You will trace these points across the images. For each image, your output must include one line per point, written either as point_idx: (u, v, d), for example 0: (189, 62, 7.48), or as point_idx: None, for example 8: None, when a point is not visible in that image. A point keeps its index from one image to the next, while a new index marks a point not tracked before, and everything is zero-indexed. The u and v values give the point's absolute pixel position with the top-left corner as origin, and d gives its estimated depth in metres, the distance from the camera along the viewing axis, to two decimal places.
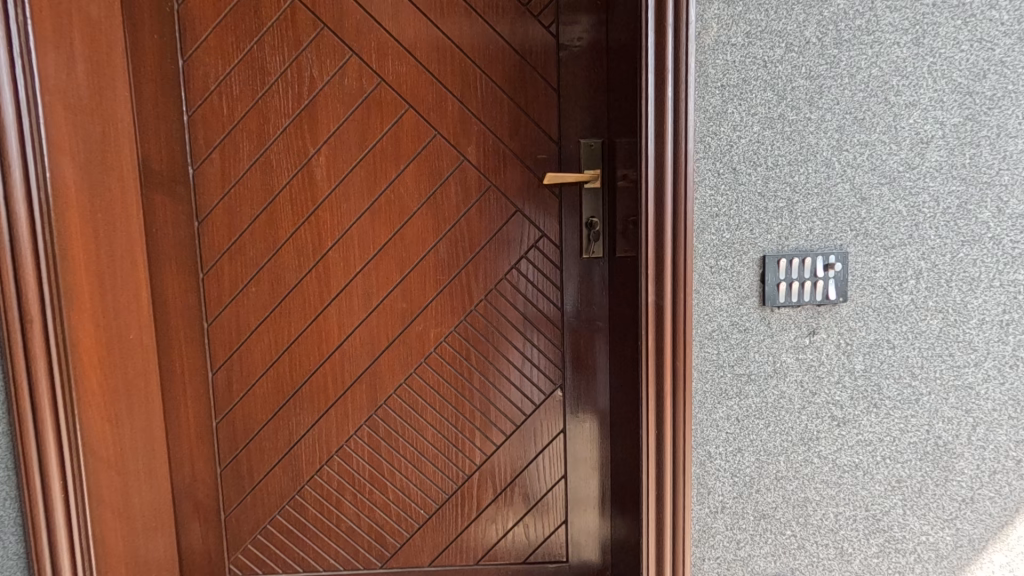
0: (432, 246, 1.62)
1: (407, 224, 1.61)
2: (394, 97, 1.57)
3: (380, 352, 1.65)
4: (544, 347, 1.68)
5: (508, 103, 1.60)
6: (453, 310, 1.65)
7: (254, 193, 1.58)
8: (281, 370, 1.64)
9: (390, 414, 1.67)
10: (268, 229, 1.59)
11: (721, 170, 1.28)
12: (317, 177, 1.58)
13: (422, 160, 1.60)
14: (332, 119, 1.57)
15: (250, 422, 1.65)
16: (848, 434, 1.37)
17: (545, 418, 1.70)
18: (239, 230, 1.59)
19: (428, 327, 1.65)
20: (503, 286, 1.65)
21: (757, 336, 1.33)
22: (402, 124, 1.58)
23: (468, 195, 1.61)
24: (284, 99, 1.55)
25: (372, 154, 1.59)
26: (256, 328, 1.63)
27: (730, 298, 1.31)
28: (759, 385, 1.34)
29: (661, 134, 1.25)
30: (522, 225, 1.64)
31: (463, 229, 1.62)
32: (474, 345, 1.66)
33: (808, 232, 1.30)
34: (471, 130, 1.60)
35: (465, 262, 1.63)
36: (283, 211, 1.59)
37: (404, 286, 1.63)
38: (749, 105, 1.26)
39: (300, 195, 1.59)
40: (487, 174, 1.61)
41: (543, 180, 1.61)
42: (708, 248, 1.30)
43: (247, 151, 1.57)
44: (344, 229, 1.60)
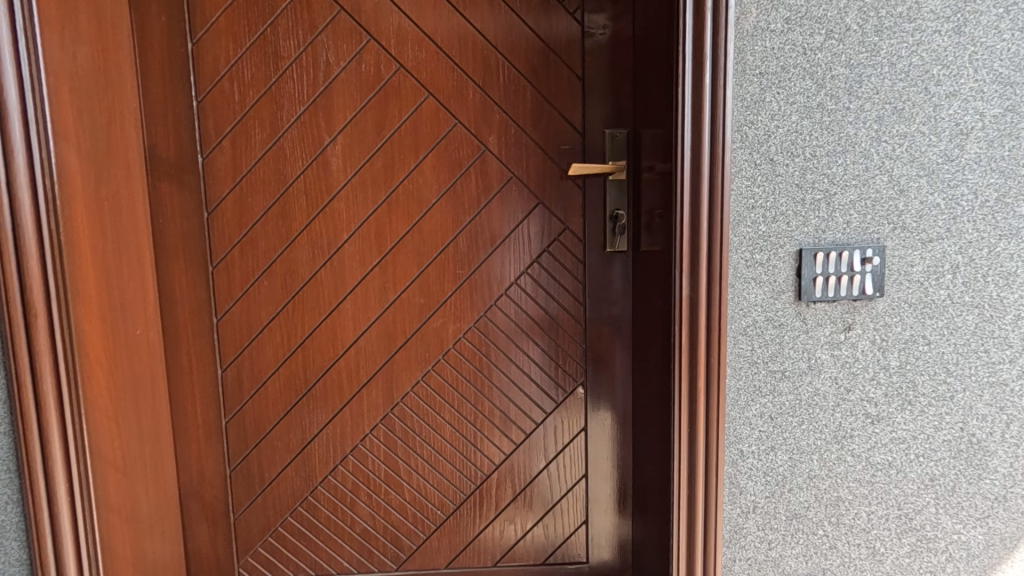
0: (452, 239, 1.57)
1: (426, 216, 1.56)
2: (413, 83, 1.52)
3: (396, 349, 1.60)
4: (566, 343, 1.63)
5: (530, 92, 1.55)
6: (472, 305, 1.60)
7: (266, 182, 1.52)
8: (293, 368, 1.58)
9: (407, 413, 1.62)
10: (282, 221, 1.53)
11: (758, 161, 1.24)
12: (333, 167, 1.52)
13: (441, 150, 1.54)
14: (348, 106, 1.51)
15: (261, 421, 1.59)
16: (882, 432, 1.34)
17: (565, 416, 1.66)
18: (251, 221, 1.53)
19: (446, 323, 1.60)
20: (523, 281, 1.60)
21: (792, 332, 1.29)
22: (422, 113, 1.53)
23: (489, 187, 1.56)
24: (298, 85, 1.49)
25: (390, 143, 1.53)
26: (268, 323, 1.57)
27: (765, 293, 1.28)
28: (794, 382, 1.31)
29: (698, 122, 1.21)
30: (544, 218, 1.59)
31: (483, 222, 1.57)
32: (493, 342, 1.62)
33: (845, 225, 1.27)
34: (492, 120, 1.55)
35: (485, 255, 1.58)
36: (296, 202, 1.53)
37: (422, 281, 1.58)
38: (787, 93, 1.23)
39: (315, 186, 1.52)
40: (509, 165, 1.56)
41: (566, 172, 1.56)
42: (743, 241, 1.26)
43: (259, 139, 1.50)
44: (361, 220, 1.54)
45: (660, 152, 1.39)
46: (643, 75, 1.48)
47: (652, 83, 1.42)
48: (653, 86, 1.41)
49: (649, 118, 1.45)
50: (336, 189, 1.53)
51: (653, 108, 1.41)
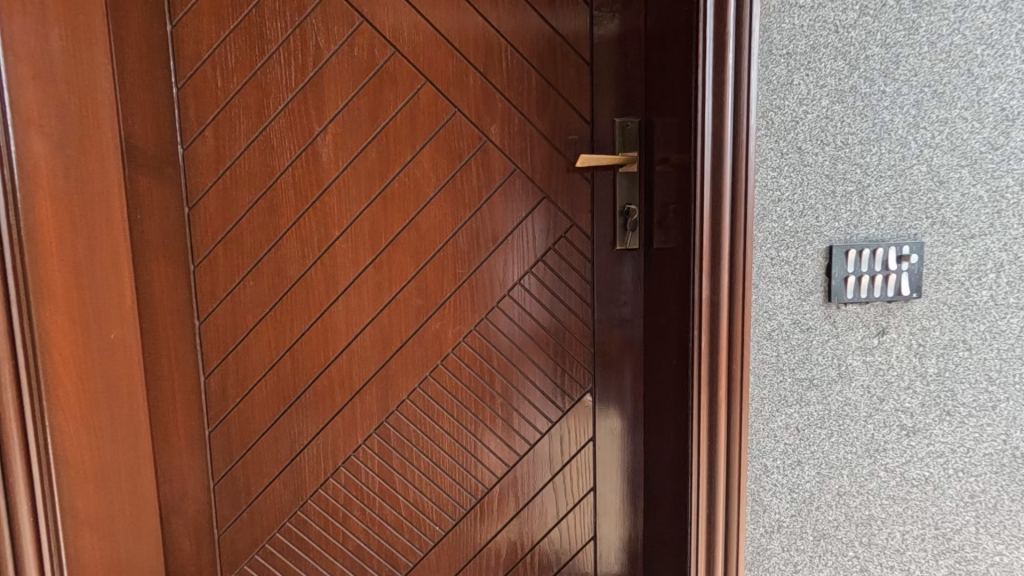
0: (451, 236, 1.46)
1: (424, 212, 1.45)
2: (409, 69, 1.41)
3: (392, 353, 1.49)
4: (573, 348, 1.53)
5: (535, 78, 1.44)
6: (473, 307, 1.49)
7: (252, 176, 1.41)
8: (281, 374, 1.48)
9: (404, 422, 1.52)
10: (269, 217, 1.43)
11: (784, 150, 1.14)
12: (324, 159, 1.42)
13: (440, 141, 1.44)
14: (340, 93, 1.41)
15: (247, 431, 1.49)
16: (918, 445, 1.23)
17: (573, 425, 1.55)
18: (236, 217, 1.42)
19: (445, 327, 1.49)
20: (528, 281, 1.50)
21: (821, 336, 1.19)
22: (419, 100, 1.42)
23: (491, 180, 1.46)
24: (286, 71, 1.39)
25: (385, 133, 1.42)
26: (254, 326, 1.46)
27: (792, 294, 1.17)
28: (822, 391, 1.20)
29: (720, 107, 1.11)
30: (550, 214, 1.48)
31: (484, 218, 1.47)
32: (495, 346, 1.51)
33: (879, 220, 1.16)
34: (494, 108, 1.44)
35: (487, 253, 1.48)
36: (284, 197, 1.42)
37: (419, 281, 1.47)
38: (817, 76, 1.12)
39: (305, 179, 1.42)
40: (512, 157, 1.46)
41: (573, 164, 1.46)
42: (768, 237, 1.16)
43: (245, 129, 1.40)
44: (354, 216, 1.44)
45: (675, 142, 1.28)
46: (655, 59, 1.37)
47: (666, 68, 1.31)
48: (667, 71, 1.31)
49: (662, 106, 1.34)
50: (328, 182, 1.43)
51: (667, 95, 1.31)
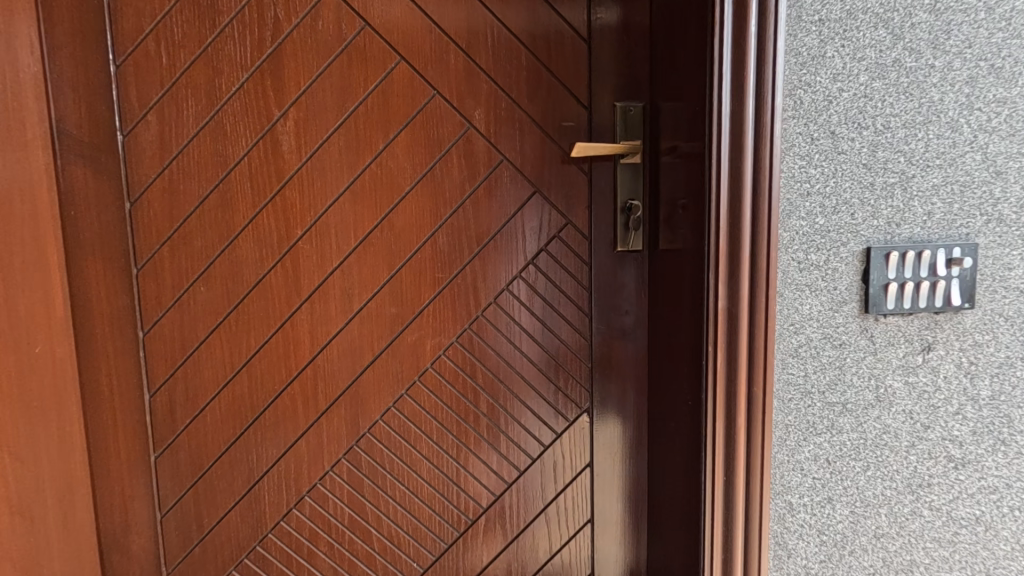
0: (430, 235, 1.29)
1: (399, 208, 1.28)
2: (382, 44, 1.24)
3: (363, 368, 1.32)
4: (568, 362, 1.36)
5: (526, 57, 1.27)
6: (455, 316, 1.32)
7: (203, 167, 1.24)
8: (238, 392, 1.31)
9: (376, 445, 1.34)
10: (222, 213, 1.26)
11: (815, 134, 0.97)
12: (284, 148, 1.25)
13: (417, 127, 1.27)
14: (302, 73, 1.23)
15: (199, 456, 1.32)
16: (968, 480, 1.06)
17: (568, 449, 1.38)
18: (184, 213, 1.25)
19: (423, 338, 1.32)
20: (517, 286, 1.33)
21: (857, 353, 1.02)
22: (393, 81, 1.25)
23: (475, 172, 1.29)
24: (241, 47, 1.22)
25: (354, 118, 1.25)
26: (206, 337, 1.29)
27: (822, 304, 1.00)
28: (857, 417, 1.03)
29: (741, 81, 0.94)
30: (541, 210, 1.31)
31: (468, 215, 1.30)
32: (480, 360, 1.33)
33: (926, 217, 0.99)
34: (479, 90, 1.27)
35: (470, 255, 1.31)
36: (239, 190, 1.25)
37: (394, 287, 1.30)
38: (855, 46, 0.95)
39: (262, 170, 1.25)
40: (499, 146, 1.29)
41: (569, 154, 1.28)
42: (796, 237, 0.99)
43: (194, 112, 1.23)
44: (319, 212, 1.27)
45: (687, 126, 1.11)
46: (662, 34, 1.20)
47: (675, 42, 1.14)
48: (676, 46, 1.14)
49: (671, 87, 1.17)
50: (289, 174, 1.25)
51: (677, 75, 1.14)
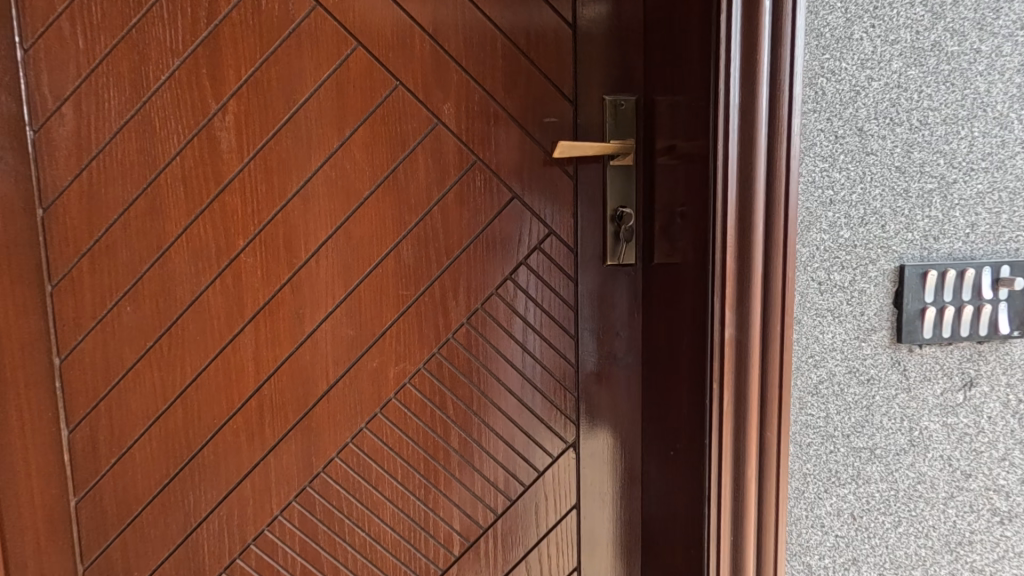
0: (392, 247, 1.13)
1: (356, 215, 1.12)
2: (336, 28, 1.08)
3: (316, 399, 1.15)
4: (551, 391, 1.19)
5: (502, 43, 1.11)
6: (422, 339, 1.15)
7: (128, 167, 1.08)
8: (171, 427, 1.14)
9: (332, 486, 1.18)
10: (151, 222, 1.09)
11: (839, 131, 0.81)
12: (223, 146, 1.08)
13: (377, 123, 1.10)
14: (243, 59, 1.07)
15: (127, 500, 1.15)
16: (1016, 537, 0.90)
17: (551, 489, 1.22)
18: (107, 221, 1.08)
19: (385, 364, 1.15)
20: (493, 305, 1.16)
21: (887, 390, 0.86)
22: (348, 70, 1.09)
23: (444, 175, 1.13)
24: (171, 29, 1.05)
25: (304, 112, 1.09)
26: (133, 364, 1.12)
27: (846, 332, 0.85)
28: (887, 465, 0.87)
29: (752, 68, 0.78)
30: (520, 218, 1.15)
31: (436, 224, 1.13)
32: (451, 389, 1.17)
33: (969, 230, 0.84)
34: (448, 81, 1.11)
35: (439, 270, 1.14)
36: (172, 194, 1.09)
37: (351, 307, 1.13)
38: (887, 27, 0.80)
39: (198, 171, 1.09)
40: (472, 145, 1.13)
41: (551, 154, 1.12)
42: (816, 254, 0.83)
43: (117, 105, 1.06)
44: (264, 220, 1.11)
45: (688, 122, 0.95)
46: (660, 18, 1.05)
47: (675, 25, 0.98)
48: (676, 30, 0.98)
49: (670, 78, 1.01)
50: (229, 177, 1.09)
51: (675, 63, 0.98)
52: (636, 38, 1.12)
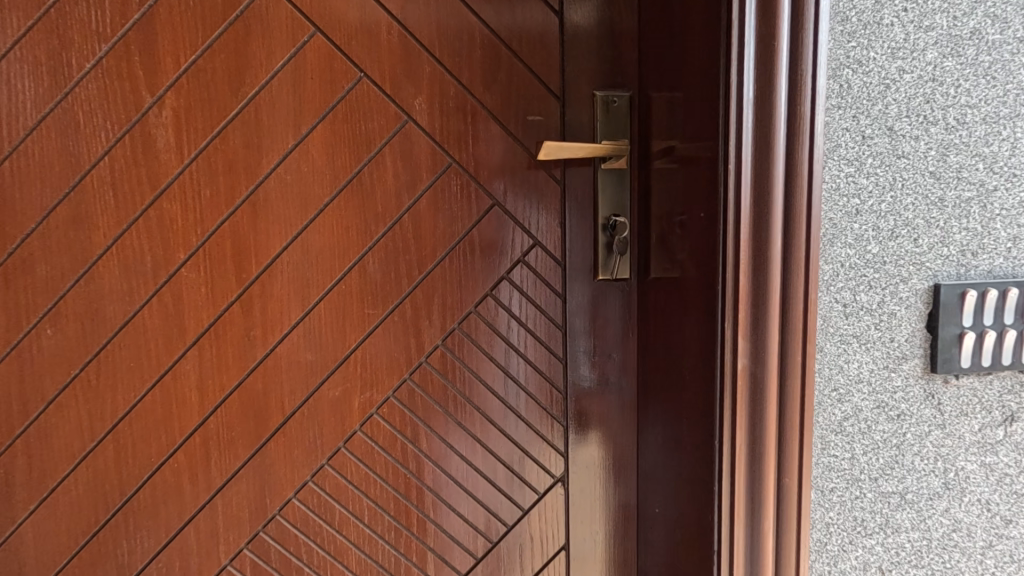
0: (357, 261, 1.00)
1: (316, 224, 0.98)
2: (291, 12, 0.95)
3: (269, 433, 1.01)
4: (537, 420, 1.07)
5: (480, 31, 0.99)
6: (391, 364, 1.02)
7: (45, 169, 0.93)
8: (100, 467, 0.99)
9: (289, 531, 1.04)
10: (76, 232, 0.94)
11: (867, 131, 0.71)
12: (160, 146, 0.94)
13: (338, 120, 0.97)
14: (183, 46, 0.93)
15: (50, 552, 1.00)
16: None
17: (537, 529, 1.09)
18: (22, 231, 0.94)
19: (349, 393, 1.02)
20: (472, 325, 1.03)
21: (919, 426, 0.75)
22: (305, 60, 0.96)
23: (415, 179, 1.00)
24: (98, 10, 0.91)
25: (254, 107, 0.95)
26: (56, 396, 0.97)
27: (874, 361, 0.74)
28: (920, 511, 0.77)
29: (769, 56, 0.67)
30: (501, 228, 1.03)
31: (406, 234, 1.01)
32: (424, 421, 1.04)
33: (1011, 244, 0.74)
34: (420, 73, 0.98)
35: (410, 285, 1.01)
36: (97, 201, 0.94)
37: (309, 328, 1.00)
38: (921, 12, 0.70)
39: (130, 174, 0.94)
40: (447, 145, 1.00)
41: (536, 156, 1.00)
42: (841, 272, 0.72)
43: (33, 97, 0.92)
44: (209, 229, 0.97)
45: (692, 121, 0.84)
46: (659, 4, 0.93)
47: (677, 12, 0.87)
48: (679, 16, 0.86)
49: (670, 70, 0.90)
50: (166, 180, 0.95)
51: (677, 54, 0.87)
52: (630, 28, 1.01)
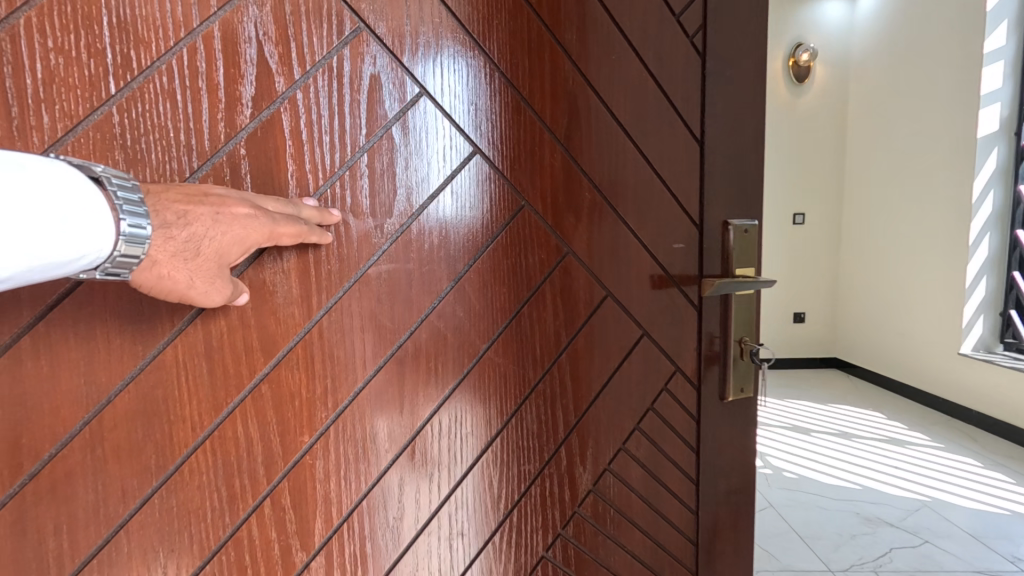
0: (516, 411, 0.88)
1: (472, 376, 0.83)
2: (448, 127, 0.79)
3: None
4: (672, 542, 1.04)
5: (635, 158, 0.93)
6: (551, 509, 0.93)
7: (102, 199, 0.51)
8: None
9: None
10: (152, 426, 0.64)
11: None
12: (289, 302, 0.70)
13: (497, 254, 0.84)
14: (323, 172, 0.71)
15: None
16: None
17: None
18: (40, 450, 0.60)
19: (511, 542, 0.90)
20: (623, 465, 0.99)
21: None
22: (465, 185, 0.81)
23: (574, 314, 0.91)
24: (194, 120, 0.64)
25: (402, 243, 0.77)
26: None
27: None
28: None
29: None
30: (648, 361, 0.98)
31: (566, 375, 0.91)
32: (590, 554, 0.98)
33: None
34: (579, 199, 0.89)
35: (567, 428, 0.93)
36: (155, 273, 0.57)
37: (467, 490, 0.86)
38: None
39: (212, 249, 0.60)
40: (603, 276, 0.92)
41: (715, 288, 0.97)
42: None
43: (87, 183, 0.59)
44: (344, 399, 0.75)
45: None
46: None
47: None
48: None
49: None
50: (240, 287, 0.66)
51: None
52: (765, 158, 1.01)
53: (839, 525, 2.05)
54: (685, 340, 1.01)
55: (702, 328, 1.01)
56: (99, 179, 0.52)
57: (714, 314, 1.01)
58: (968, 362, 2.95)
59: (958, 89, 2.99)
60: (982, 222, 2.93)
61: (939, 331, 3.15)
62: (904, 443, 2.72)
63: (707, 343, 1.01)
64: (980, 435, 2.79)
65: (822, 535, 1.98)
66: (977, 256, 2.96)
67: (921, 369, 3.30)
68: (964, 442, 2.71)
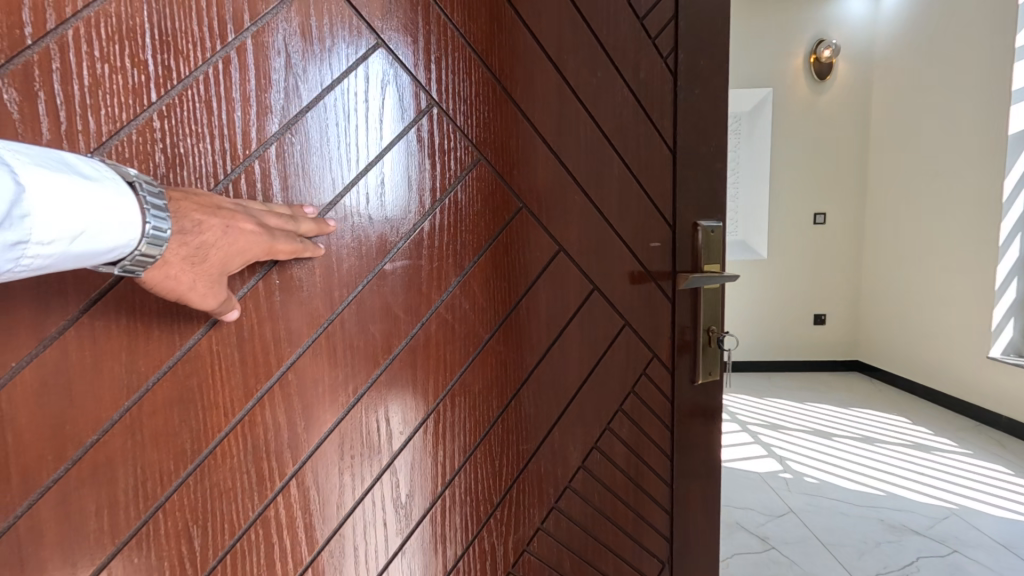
0: (516, 394, 0.96)
1: (477, 362, 0.91)
2: (456, 135, 0.86)
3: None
4: (651, 512, 1.15)
5: (617, 164, 1.03)
6: (547, 483, 1.02)
7: (134, 201, 0.51)
8: None
9: None
10: (189, 412, 0.69)
11: None
12: (313, 295, 0.76)
13: (499, 251, 0.92)
14: (344, 175, 0.77)
15: None
16: None
17: None
18: (83, 437, 0.63)
19: (511, 515, 0.98)
20: (608, 442, 1.09)
21: None
22: (470, 188, 0.88)
23: (565, 306, 1.00)
24: (229, 127, 0.69)
25: (415, 241, 0.84)
26: None
27: None
28: None
29: None
30: (629, 348, 1.09)
31: (558, 361, 1.00)
32: (580, 524, 1.07)
33: None
34: (570, 201, 0.98)
35: (560, 409, 1.01)
36: (161, 272, 0.56)
37: (474, 466, 0.93)
38: None
39: (218, 256, 0.61)
40: (591, 271, 1.02)
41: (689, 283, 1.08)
42: None
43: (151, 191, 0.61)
44: (363, 385, 0.81)
45: None
46: None
47: None
48: None
49: None
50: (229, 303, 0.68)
51: None
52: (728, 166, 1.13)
53: (863, 531, 2.15)
54: (660, 329, 1.12)
55: (674, 318, 1.12)
56: (131, 182, 0.53)
57: (686, 305, 1.12)
58: (997, 367, 3.05)
59: (988, 95, 3.09)
60: (1011, 224, 2.99)
61: (967, 336, 3.29)
62: (931, 450, 2.83)
63: (679, 331, 1.13)
64: (1010, 441, 2.89)
65: (845, 542, 2.09)
66: (1008, 257, 3.01)
67: (954, 373, 3.38)
68: (996, 450, 2.80)
